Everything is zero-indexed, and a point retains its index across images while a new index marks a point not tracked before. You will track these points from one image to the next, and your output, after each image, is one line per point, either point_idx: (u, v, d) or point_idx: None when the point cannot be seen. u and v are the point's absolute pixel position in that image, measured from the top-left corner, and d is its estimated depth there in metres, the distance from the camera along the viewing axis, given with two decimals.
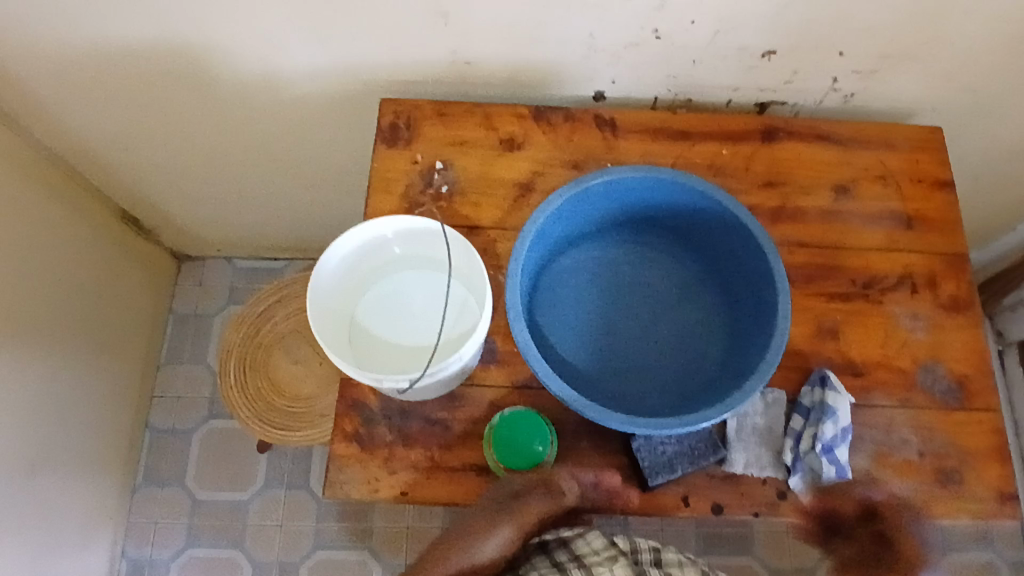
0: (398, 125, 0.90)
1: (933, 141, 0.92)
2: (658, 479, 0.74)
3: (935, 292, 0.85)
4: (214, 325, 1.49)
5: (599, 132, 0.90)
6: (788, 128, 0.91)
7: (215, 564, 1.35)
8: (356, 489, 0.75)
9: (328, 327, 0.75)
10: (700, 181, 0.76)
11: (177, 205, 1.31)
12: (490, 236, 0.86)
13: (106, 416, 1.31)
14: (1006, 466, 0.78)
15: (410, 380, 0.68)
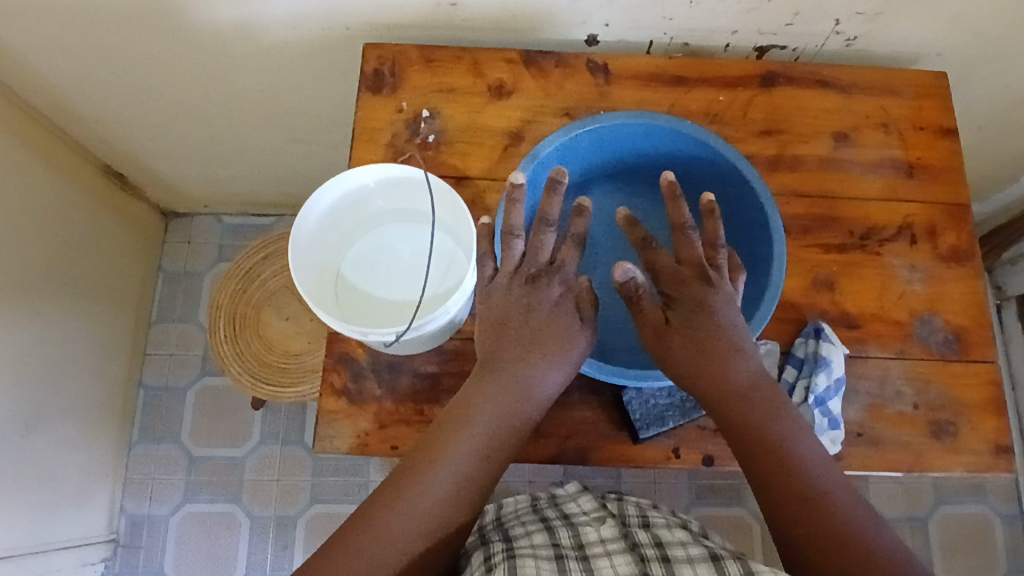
0: (382, 72, 0.86)
1: (936, 87, 0.89)
2: (648, 431, 0.73)
3: (935, 243, 0.83)
4: (204, 282, 1.48)
5: (591, 79, 0.87)
6: (787, 73, 0.88)
7: (213, 519, 1.36)
8: (345, 443, 0.74)
9: (312, 282, 0.73)
10: (695, 127, 0.73)
11: (162, 160, 1.27)
12: (478, 187, 0.83)
13: (99, 375, 1.31)
14: (1002, 418, 0.77)
15: (396, 333, 0.66)
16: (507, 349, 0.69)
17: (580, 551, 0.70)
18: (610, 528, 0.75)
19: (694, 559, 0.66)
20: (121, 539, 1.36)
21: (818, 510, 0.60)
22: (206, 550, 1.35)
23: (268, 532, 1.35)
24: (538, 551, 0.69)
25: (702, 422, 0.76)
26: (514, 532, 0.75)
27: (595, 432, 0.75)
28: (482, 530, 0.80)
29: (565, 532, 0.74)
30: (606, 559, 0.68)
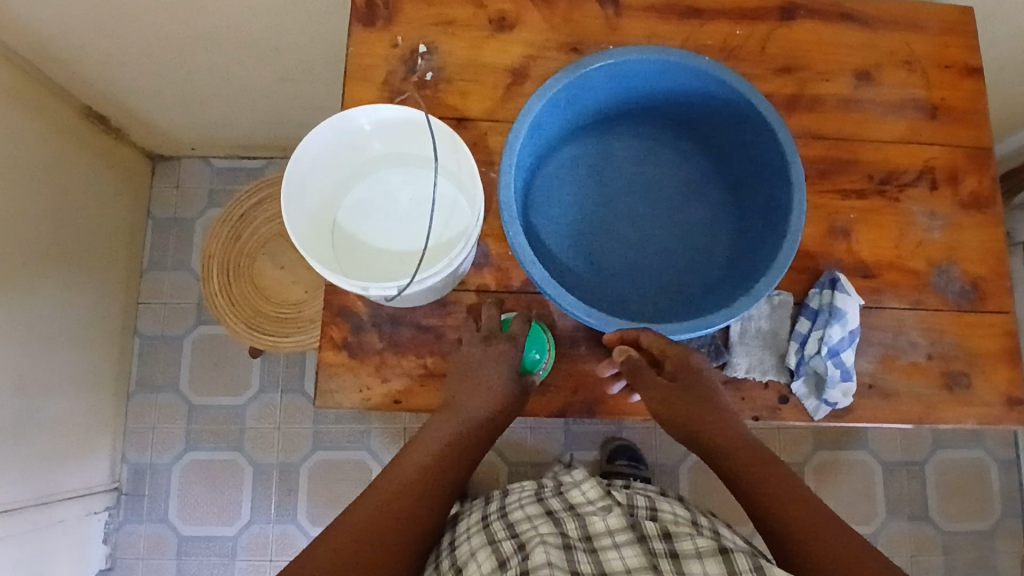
0: (375, 3, 0.80)
1: (963, 23, 0.84)
2: None
3: (956, 189, 0.80)
4: (195, 229, 1.43)
5: (600, 11, 0.81)
6: (808, 6, 0.82)
7: (216, 466, 1.37)
8: (347, 398, 0.72)
9: (308, 232, 0.70)
10: (713, 64, 0.67)
11: (145, 102, 1.21)
12: (480, 129, 0.79)
13: (93, 326, 1.28)
14: (1016, 369, 0.76)
15: (398, 287, 0.63)
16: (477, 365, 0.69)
17: (589, 542, 0.71)
18: (618, 517, 0.75)
19: (704, 555, 0.67)
20: (124, 488, 1.37)
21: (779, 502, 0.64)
22: (210, 498, 1.36)
23: (272, 480, 1.36)
24: (546, 538, 0.69)
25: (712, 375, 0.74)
26: (521, 527, 0.75)
27: (603, 385, 0.73)
28: (486, 522, 0.80)
29: (573, 523, 0.74)
30: (616, 553, 0.69)
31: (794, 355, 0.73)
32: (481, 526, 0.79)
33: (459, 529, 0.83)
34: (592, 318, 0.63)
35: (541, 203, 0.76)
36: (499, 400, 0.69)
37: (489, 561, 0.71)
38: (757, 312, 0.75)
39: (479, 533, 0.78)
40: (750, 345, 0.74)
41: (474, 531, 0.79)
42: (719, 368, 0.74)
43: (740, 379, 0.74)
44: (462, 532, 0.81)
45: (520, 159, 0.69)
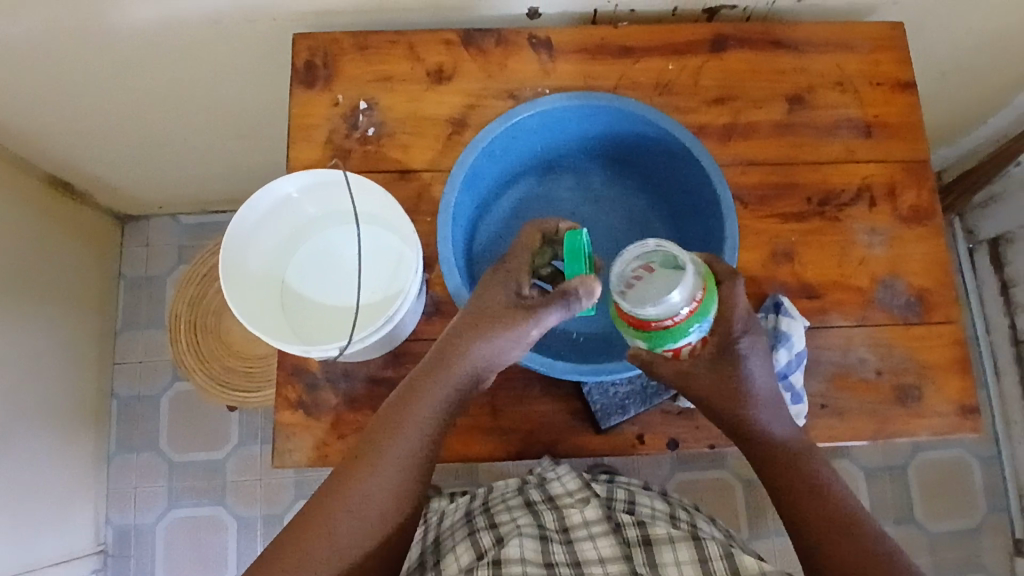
0: (315, 64, 0.82)
1: (893, 39, 0.85)
2: (611, 421, 0.72)
3: (895, 204, 0.81)
4: (167, 286, 1.44)
5: (535, 56, 0.83)
6: (738, 36, 0.84)
7: (199, 523, 1.36)
8: (305, 457, 0.73)
9: (253, 297, 0.71)
10: (640, 105, 0.69)
11: (109, 167, 1.23)
12: (423, 180, 0.80)
13: (69, 391, 1.28)
14: (967, 378, 0.77)
15: (339, 348, 0.64)
16: (479, 326, 0.65)
17: (565, 534, 0.73)
18: (595, 509, 0.75)
19: (674, 541, 0.71)
20: (110, 549, 1.35)
21: (801, 498, 0.66)
22: (194, 555, 1.35)
23: (256, 532, 1.35)
24: (522, 530, 0.72)
25: (666, 406, 0.74)
26: (500, 518, 0.77)
27: (557, 424, 0.74)
28: (469, 513, 0.81)
29: (550, 514, 0.76)
30: (591, 545, 0.72)
31: None
32: (463, 517, 0.81)
33: (442, 518, 0.84)
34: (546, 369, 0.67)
35: (487, 249, 0.78)
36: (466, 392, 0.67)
37: (469, 555, 0.74)
38: None
39: (460, 523, 0.80)
40: None
41: (455, 525, 0.81)
42: (671, 400, 0.74)
43: (693, 409, 0.74)
44: (445, 526, 0.81)
45: (459, 209, 0.70)
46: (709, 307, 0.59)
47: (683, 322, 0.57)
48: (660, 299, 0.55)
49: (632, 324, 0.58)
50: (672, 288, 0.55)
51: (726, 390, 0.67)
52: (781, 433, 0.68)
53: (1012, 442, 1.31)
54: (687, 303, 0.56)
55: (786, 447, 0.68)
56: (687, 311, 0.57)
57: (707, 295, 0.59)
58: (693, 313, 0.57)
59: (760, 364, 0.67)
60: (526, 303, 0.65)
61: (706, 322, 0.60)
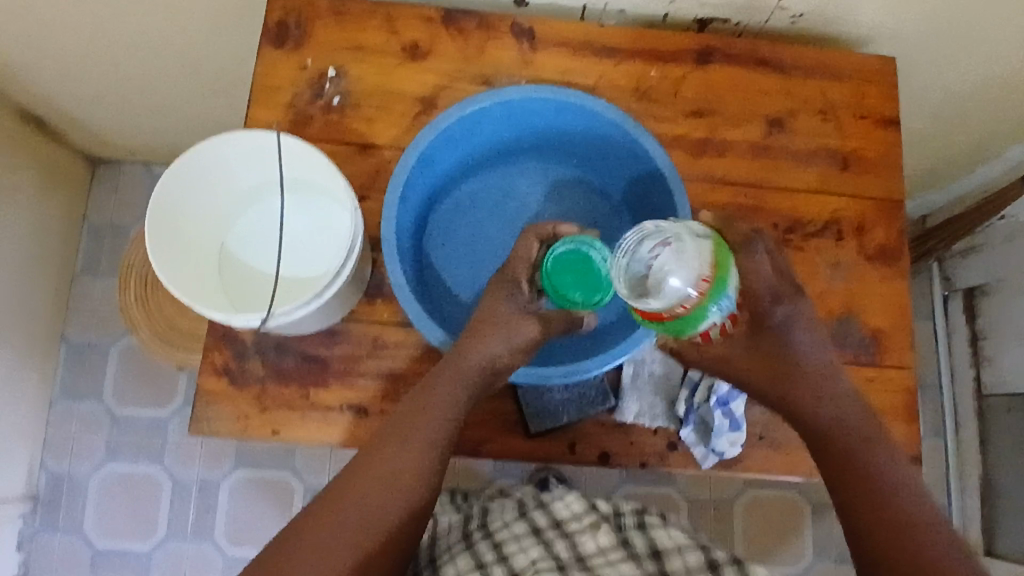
0: (287, 24, 0.79)
1: (883, 72, 0.83)
2: (541, 425, 0.70)
3: (862, 241, 0.79)
4: (132, 235, 1.40)
5: (515, 45, 0.81)
6: (725, 50, 0.82)
7: (134, 480, 1.33)
8: (225, 427, 0.70)
9: (185, 262, 0.68)
10: (609, 106, 0.67)
11: (82, 104, 1.19)
12: (384, 157, 0.77)
13: (17, 330, 1.24)
14: (912, 425, 0.75)
15: (259, 319, 0.59)
16: (487, 335, 0.66)
17: (581, 564, 0.68)
18: (608, 537, 0.71)
19: (695, 573, 0.67)
20: (41, 496, 1.32)
21: (852, 475, 0.65)
22: (127, 511, 1.31)
23: (191, 495, 1.32)
24: (537, 565, 0.68)
25: (602, 418, 0.72)
26: (506, 542, 0.71)
27: (488, 424, 0.71)
28: (467, 533, 0.75)
29: (561, 543, 0.71)
30: (612, 572, 0.67)
31: (683, 402, 0.72)
32: (461, 534, 0.75)
33: (444, 534, 0.78)
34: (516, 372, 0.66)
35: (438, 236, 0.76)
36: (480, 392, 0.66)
37: (471, 570, 0.71)
38: (649, 356, 0.74)
39: (458, 539, 0.75)
40: (641, 390, 0.72)
41: (454, 540, 0.75)
42: (607, 412, 0.72)
43: (629, 425, 0.72)
44: (445, 548, 0.75)
45: (410, 190, 0.68)
46: (725, 284, 0.61)
47: (697, 306, 0.59)
48: (663, 289, 0.58)
49: (653, 316, 0.61)
50: (671, 276, 0.57)
51: (775, 355, 0.69)
52: (831, 414, 0.68)
53: (964, 494, 1.31)
54: (694, 285, 0.58)
55: (844, 427, 0.67)
56: (695, 294, 0.58)
57: (718, 273, 0.60)
58: (705, 295, 0.59)
59: (809, 333, 0.70)
60: (537, 311, 0.67)
61: (726, 299, 0.61)
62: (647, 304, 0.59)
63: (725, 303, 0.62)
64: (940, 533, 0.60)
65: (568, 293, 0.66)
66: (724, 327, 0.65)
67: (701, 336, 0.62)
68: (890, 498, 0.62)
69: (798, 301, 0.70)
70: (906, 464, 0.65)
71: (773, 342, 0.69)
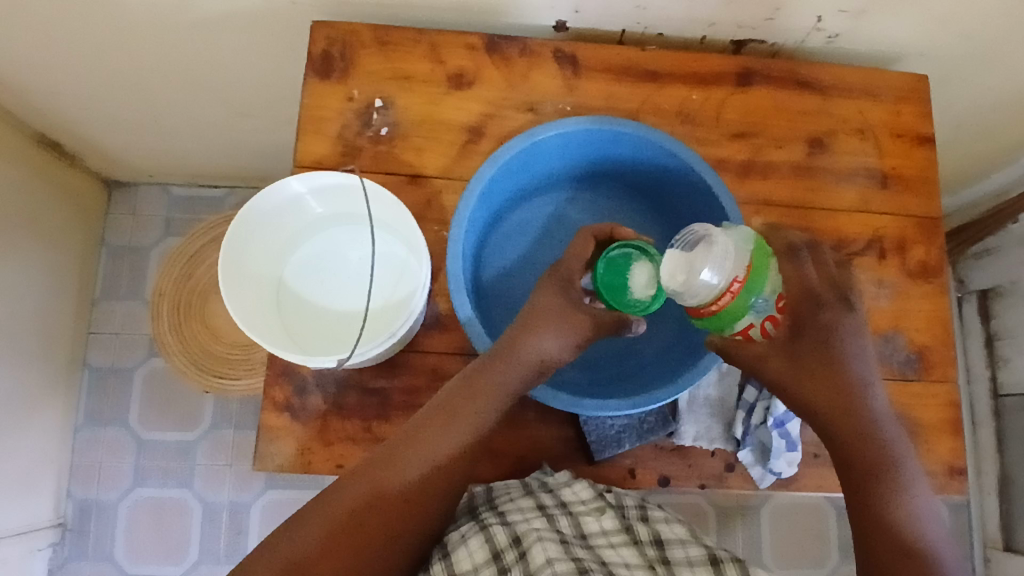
0: (332, 55, 0.79)
1: (917, 90, 0.85)
2: (604, 454, 0.71)
3: (904, 258, 0.81)
4: (150, 258, 1.38)
5: (558, 71, 0.81)
6: (764, 72, 0.83)
7: (162, 505, 1.30)
8: (288, 462, 0.71)
9: (251, 297, 0.69)
10: (664, 138, 0.70)
11: (102, 131, 1.16)
12: (434, 187, 0.78)
13: (39, 360, 1.21)
14: (958, 440, 0.77)
15: (336, 361, 0.63)
16: (541, 320, 0.66)
17: (584, 542, 0.61)
18: (614, 522, 0.63)
19: (695, 566, 0.59)
20: (69, 523, 1.29)
21: (873, 484, 0.61)
22: (157, 536, 1.29)
23: (221, 518, 1.30)
24: (542, 534, 0.59)
25: (661, 442, 0.74)
26: (510, 513, 0.63)
27: (550, 450, 0.73)
28: (471, 510, 0.67)
29: (565, 520, 0.63)
30: (613, 553, 0.60)
31: (739, 424, 0.73)
32: (464, 513, 0.68)
33: None
34: (559, 399, 0.66)
35: (494, 263, 0.79)
36: (524, 389, 0.65)
37: (482, 552, 0.60)
38: (705, 380, 0.76)
39: (461, 517, 0.67)
40: (697, 413, 0.74)
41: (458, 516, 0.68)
42: (666, 436, 0.73)
43: (687, 448, 0.73)
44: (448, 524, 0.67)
45: (472, 223, 0.70)
46: (763, 284, 0.59)
47: (730, 304, 0.58)
48: (696, 283, 0.58)
49: (689, 310, 0.61)
50: (705, 269, 0.57)
51: (814, 362, 0.63)
52: (879, 414, 0.63)
53: (983, 493, 1.29)
54: (729, 282, 0.57)
55: (885, 435, 0.62)
56: (729, 292, 0.58)
57: (756, 273, 0.59)
58: (739, 293, 0.58)
59: (856, 341, 0.64)
60: (589, 308, 0.67)
61: (762, 300, 0.60)
62: (676, 297, 0.60)
63: (762, 303, 0.60)
64: (950, 563, 0.58)
65: (618, 293, 0.66)
66: (764, 328, 0.62)
67: (733, 337, 0.62)
68: (906, 512, 0.60)
69: (844, 308, 0.64)
70: (927, 487, 0.62)
71: (813, 346, 0.63)
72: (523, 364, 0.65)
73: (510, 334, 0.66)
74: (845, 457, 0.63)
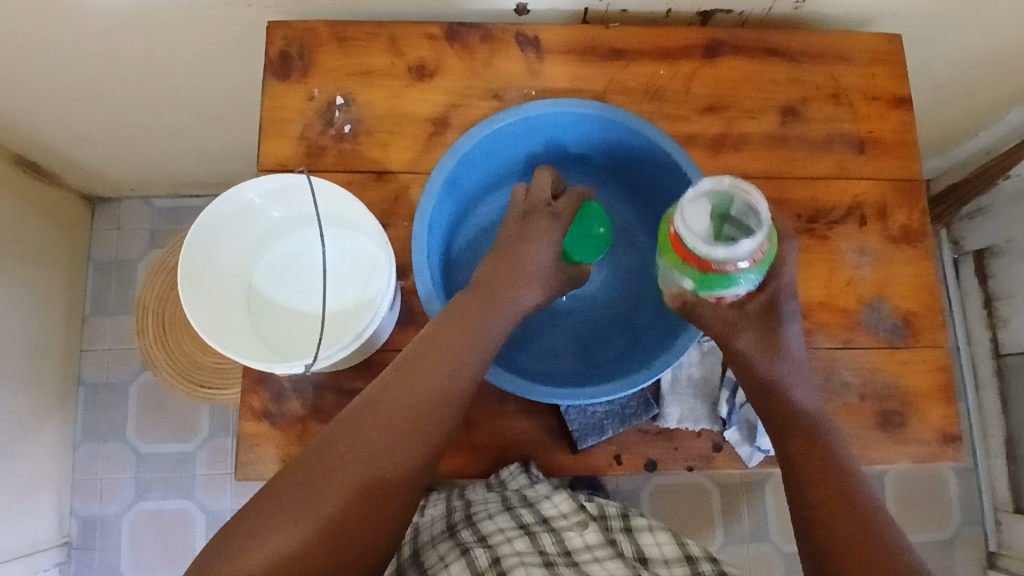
0: (290, 55, 0.78)
1: (891, 51, 0.83)
2: (588, 442, 0.70)
3: (885, 224, 0.79)
4: (137, 272, 1.37)
5: (522, 55, 0.80)
6: (732, 42, 0.81)
7: (165, 517, 1.31)
8: (269, 469, 0.70)
9: (217, 306, 0.69)
10: (627, 116, 0.69)
11: (77, 148, 1.15)
12: (401, 182, 0.77)
13: (32, 381, 1.21)
14: (950, 405, 0.75)
15: (304, 365, 0.62)
16: (496, 284, 0.65)
17: (569, 559, 0.66)
18: (595, 534, 0.68)
19: None
20: (74, 541, 1.30)
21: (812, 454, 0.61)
22: (163, 548, 1.30)
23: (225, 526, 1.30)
24: (525, 558, 0.64)
25: (645, 426, 0.73)
26: (491, 534, 0.68)
27: (533, 441, 0.72)
28: (450, 527, 0.71)
29: (548, 537, 0.68)
30: (599, 568, 0.64)
31: (724, 404, 0.72)
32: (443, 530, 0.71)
33: (423, 523, 0.74)
34: (535, 392, 0.64)
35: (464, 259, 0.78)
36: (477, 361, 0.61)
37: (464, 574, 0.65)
38: (687, 359, 0.75)
39: (441, 534, 0.71)
40: (681, 395, 0.73)
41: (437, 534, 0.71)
42: (650, 420, 0.73)
43: (672, 430, 0.72)
44: (427, 538, 0.72)
45: (437, 218, 0.69)
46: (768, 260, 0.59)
47: (743, 271, 0.57)
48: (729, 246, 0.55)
49: (685, 261, 0.58)
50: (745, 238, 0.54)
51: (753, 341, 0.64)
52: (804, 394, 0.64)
53: (989, 455, 1.27)
54: (755, 254, 0.56)
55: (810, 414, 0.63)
56: (750, 262, 0.56)
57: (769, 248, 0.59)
58: (755, 265, 0.57)
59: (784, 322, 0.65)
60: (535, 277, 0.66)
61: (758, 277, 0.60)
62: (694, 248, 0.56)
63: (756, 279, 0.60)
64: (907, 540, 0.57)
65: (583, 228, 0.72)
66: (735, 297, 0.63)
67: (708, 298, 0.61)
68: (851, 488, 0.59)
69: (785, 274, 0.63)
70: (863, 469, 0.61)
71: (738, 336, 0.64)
72: (492, 327, 0.63)
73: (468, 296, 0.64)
74: (782, 427, 0.63)
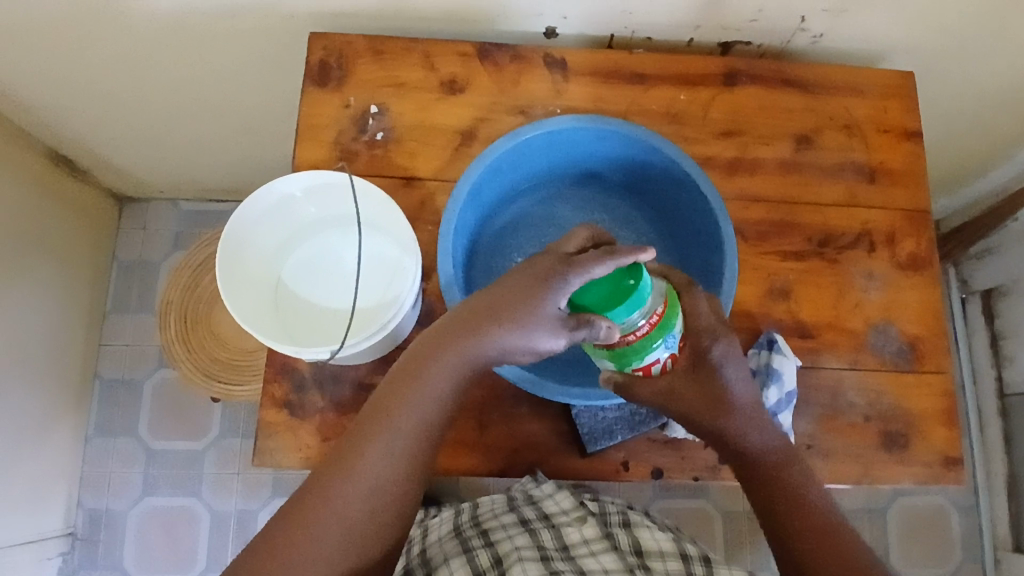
0: (328, 65, 0.82)
1: (903, 87, 0.86)
2: (596, 445, 0.72)
3: (893, 251, 0.82)
4: (159, 271, 1.41)
5: (548, 75, 0.84)
6: (750, 71, 0.85)
7: (170, 514, 1.32)
8: (287, 457, 0.72)
9: (249, 295, 0.72)
10: (646, 132, 0.72)
11: (112, 147, 1.20)
12: (428, 189, 0.80)
13: (51, 371, 1.24)
14: (954, 430, 0.77)
15: (330, 351, 0.65)
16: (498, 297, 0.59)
17: (565, 551, 0.69)
18: (592, 530, 0.72)
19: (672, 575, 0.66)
20: (79, 533, 1.31)
21: (781, 507, 0.63)
22: (166, 545, 1.31)
23: (228, 525, 1.31)
24: (522, 553, 0.67)
25: (653, 434, 0.74)
26: (495, 532, 0.72)
27: (543, 444, 0.74)
28: (457, 527, 0.76)
29: (548, 533, 0.71)
30: (593, 559, 0.67)
31: None
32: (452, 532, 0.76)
33: (431, 533, 0.79)
34: (548, 391, 0.66)
35: (485, 260, 0.81)
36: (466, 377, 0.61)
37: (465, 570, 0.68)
38: None
39: (450, 535, 0.76)
40: None
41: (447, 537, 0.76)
42: (658, 428, 0.74)
43: (679, 440, 0.74)
44: (434, 540, 0.76)
45: (462, 222, 0.72)
46: (674, 321, 0.59)
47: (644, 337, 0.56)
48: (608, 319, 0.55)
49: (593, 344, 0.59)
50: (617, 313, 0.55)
51: (696, 398, 0.63)
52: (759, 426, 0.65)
53: (993, 493, 1.27)
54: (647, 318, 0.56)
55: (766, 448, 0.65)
56: (645, 326, 0.56)
57: (671, 307, 0.58)
58: (654, 328, 0.56)
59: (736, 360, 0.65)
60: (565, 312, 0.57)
61: (672, 336, 0.58)
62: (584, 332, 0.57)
63: (672, 339, 0.59)
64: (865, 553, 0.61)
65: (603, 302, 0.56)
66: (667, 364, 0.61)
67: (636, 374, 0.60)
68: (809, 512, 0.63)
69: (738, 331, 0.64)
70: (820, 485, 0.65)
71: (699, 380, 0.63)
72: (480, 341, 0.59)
73: (466, 308, 0.61)
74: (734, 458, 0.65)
